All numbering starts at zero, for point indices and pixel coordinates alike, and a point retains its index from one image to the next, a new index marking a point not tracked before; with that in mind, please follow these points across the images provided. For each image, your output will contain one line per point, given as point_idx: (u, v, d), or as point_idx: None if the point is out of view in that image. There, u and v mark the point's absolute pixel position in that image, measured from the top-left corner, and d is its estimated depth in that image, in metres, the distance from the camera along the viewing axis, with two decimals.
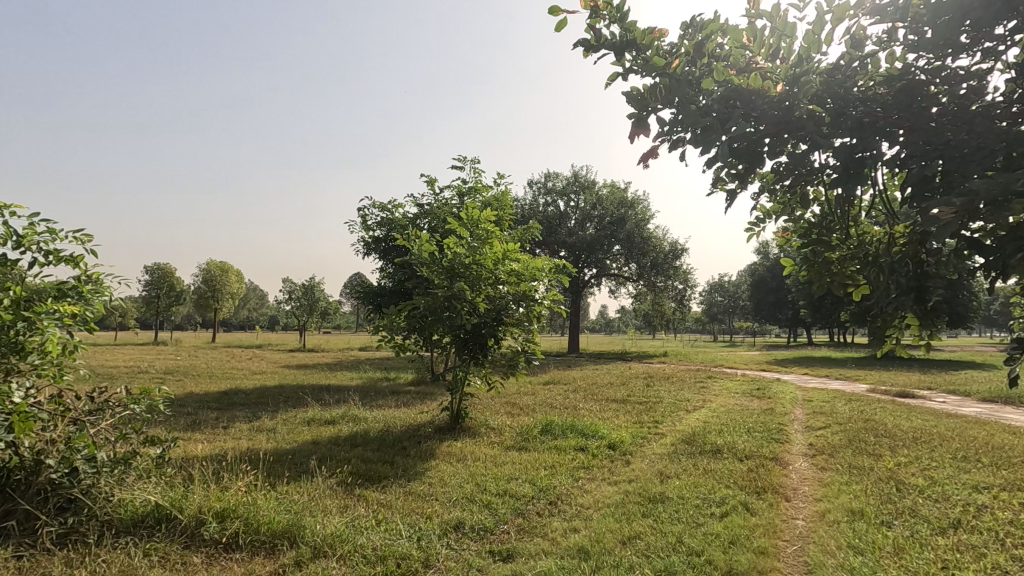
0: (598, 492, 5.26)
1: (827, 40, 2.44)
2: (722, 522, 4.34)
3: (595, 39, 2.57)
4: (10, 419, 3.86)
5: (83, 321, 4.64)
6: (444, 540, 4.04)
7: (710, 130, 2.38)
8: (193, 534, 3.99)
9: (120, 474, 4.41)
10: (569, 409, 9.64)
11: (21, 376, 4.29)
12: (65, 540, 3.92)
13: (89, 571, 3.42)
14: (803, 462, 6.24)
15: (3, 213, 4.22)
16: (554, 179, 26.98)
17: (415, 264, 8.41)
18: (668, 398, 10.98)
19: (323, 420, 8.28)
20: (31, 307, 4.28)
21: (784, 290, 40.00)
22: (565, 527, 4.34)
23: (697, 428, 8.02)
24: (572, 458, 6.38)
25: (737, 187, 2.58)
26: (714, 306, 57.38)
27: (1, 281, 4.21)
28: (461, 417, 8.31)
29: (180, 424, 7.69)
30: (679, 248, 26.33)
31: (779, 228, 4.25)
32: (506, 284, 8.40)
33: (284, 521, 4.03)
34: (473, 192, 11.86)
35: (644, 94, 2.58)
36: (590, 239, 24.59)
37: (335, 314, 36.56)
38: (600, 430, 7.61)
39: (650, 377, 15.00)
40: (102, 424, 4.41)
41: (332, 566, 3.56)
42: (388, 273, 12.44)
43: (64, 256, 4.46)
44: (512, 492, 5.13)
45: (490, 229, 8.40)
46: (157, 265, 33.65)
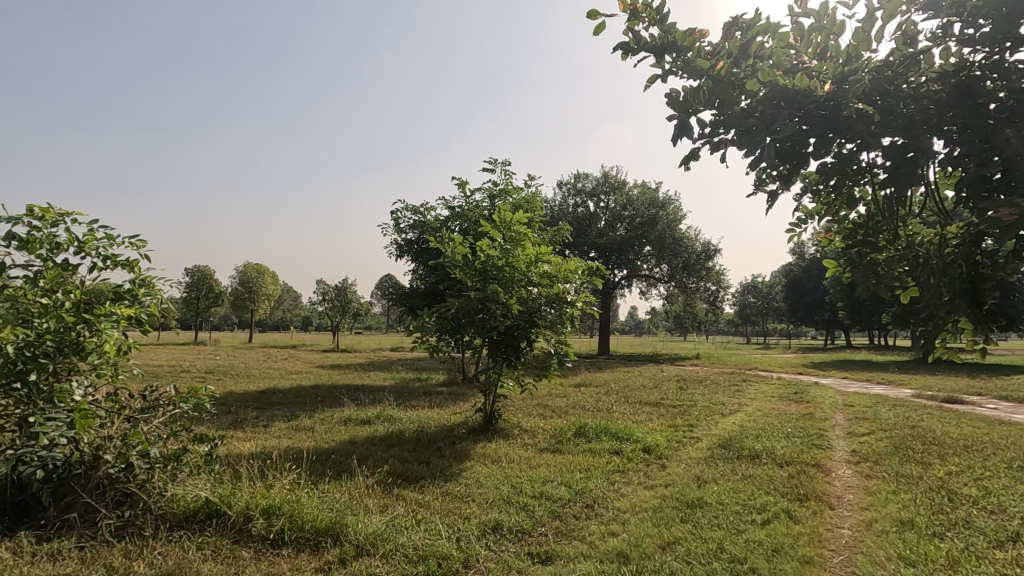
0: (634, 496, 5.22)
1: (878, 37, 2.38)
2: (765, 529, 4.27)
3: (635, 41, 2.57)
4: (71, 416, 4.11)
5: (137, 323, 4.84)
6: (483, 541, 4.08)
7: (754, 131, 2.33)
8: (241, 529, 4.10)
9: (171, 470, 4.63)
10: (602, 411, 9.58)
11: (80, 376, 4.52)
12: (123, 533, 4.06)
13: (147, 562, 3.56)
14: (846, 469, 6.07)
15: (66, 220, 4.45)
16: (583, 180, 26.82)
17: (448, 266, 8.49)
18: (702, 402, 10.81)
19: (359, 420, 8.42)
20: (91, 310, 4.51)
21: (820, 291, 38.94)
22: (603, 531, 4.31)
23: (734, 432, 7.87)
24: (607, 461, 6.34)
25: (780, 188, 2.52)
26: (747, 308, 56.21)
27: (63, 285, 4.51)
28: (494, 418, 8.37)
29: (223, 422, 7.93)
30: (711, 249, 25.91)
31: (823, 228, 4.14)
32: (539, 286, 8.42)
33: (328, 519, 4.12)
34: (504, 194, 11.94)
35: (685, 95, 2.55)
36: (620, 240, 24.33)
37: (367, 315, 37.10)
38: (635, 433, 7.56)
39: (682, 380, 14.74)
40: (154, 421, 4.68)
41: (376, 565, 3.63)
42: (420, 275, 12.58)
43: (121, 261, 4.68)
44: (548, 494, 5.14)
45: (522, 230, 8.42)
46: (198, 267, 34.92)
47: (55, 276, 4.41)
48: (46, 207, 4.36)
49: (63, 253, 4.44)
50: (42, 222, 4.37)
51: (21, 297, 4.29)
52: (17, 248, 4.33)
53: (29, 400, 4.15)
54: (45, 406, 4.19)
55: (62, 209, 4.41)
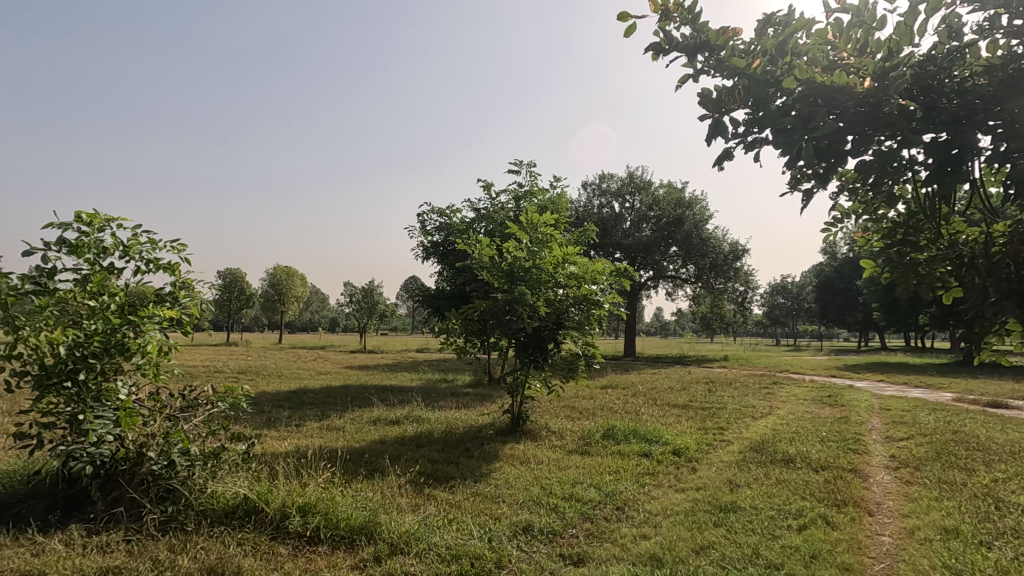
0: (665, 500, 5.17)
1: (921, 31, 2.31)
2: (802, 535, 4.18)
3: (666, 41, 2.56)
4: (118, 415, 4.30)
5: (179, 324, 4.99)
6: (514, 541, 4.10)
7: (791, 130, 2.30)
8: (278, 526, 4.19)
9: (212, 468, 4.77)
10: (631, 414, 9.51)
11: (126, 376, 4.68)
12: (167, 528, 4.18)
13: (192, 556, 3.68)
14: (885, 475, 5.90)
15: (111, 225, 4.63)
16: (608, 180, 26.66)
17: (475, 268, 8.54)
18: (732, 404, 10.63)
19: (388, 420, 8.53)
20: (136, 312, 4.68)
21: (853, 292, 37.94)
22: (635, 534, 4.29)
23: (767, 435, 7.72)
24: (637, 463, 6.30)
25: (817, 188, 2.47)
26: (777, 309, 55.00)
27: (108, 287, 4.67)
28: (522, 419, 8.38)
29: (258, 421, 8.12)
30: (739, 249, 25.47)
31: (860, 227, 4.04)
32: (566, 287, 8.39)
33: (362, 518, 4.19)
34: (529, 195, 11.98)
35: (719, 95, 2.53)
36: (646, 241, 24.09)
37: (393, 316, 37.50)
38: (664, 436, 7.49)
39: (711, 382, 14.54)
40: (194, 420, 4.81)
41: (409, 564, 3.67)
42: (447, 277, 12.67)
43: (163, 264, 4.84)
44: (578, 496, 5.13)
45: (549, 232, 8.44)
46: (230, 270, 35.87)
47: (101, 280, 4.58)
48: (93, 213, 4.54)
49: (109, 257, 4.62)
50: (90, 227, 4.55)
51: (71, 300, 4.48)
52: (67, 252, 4.51)
53: (78, 399, 4.33)
54: (94, 405, 4.37)
55: (107, 214, 4.59)
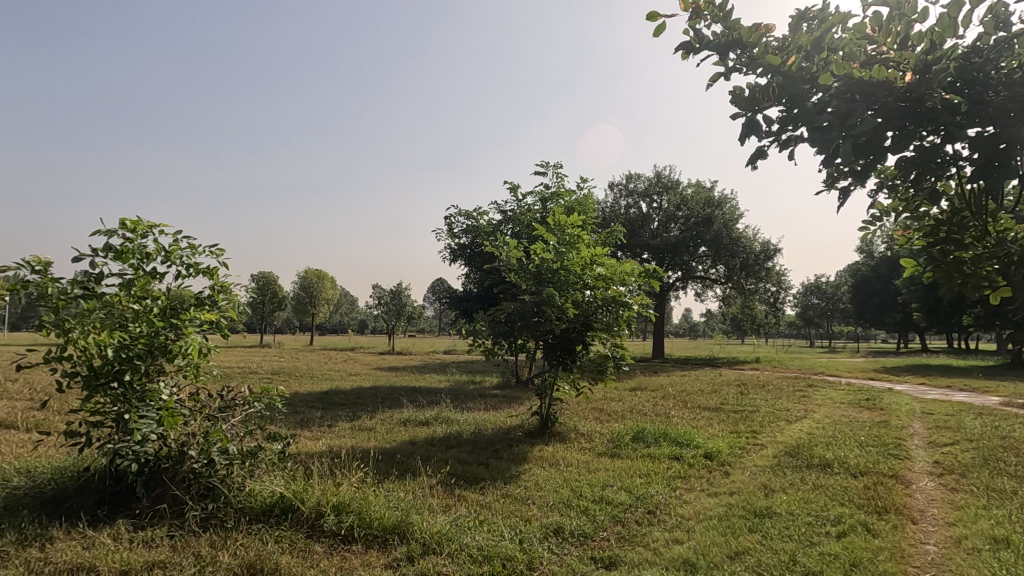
0: (698, 504, 5.09)
1: (966, 22, 2.22)
2: (841, 542, 4.07)
3: (697, 40, 2.54)
4: (160, 414, 4.50)
5: (217, 327, 5.15)
6: (545, 543, 4.10)
7: (827, 127, 2.24)
8: (313, 525, 4.27)
9: (249, 467, 4.90)
10: (661, 416, 9.40)
11: (168, 376, 4.85)
12: (208, 524, 4.31)
13: (231, 553, 3.79)
14: (929, 481, 5.70)
15: (154, 232, 4.80)
16: (635, 180, 26.39)
17: (503, 270, 8.57)
18: (765, 407, 10.40)
19: (418, 421, 8.62)
20: (177, 315, 4.87)
21: (891, 292, 36.72)
22: (667, 538, 4.24)
23: (802, 439, 7.53)
24: (668, 467, 6.22)
25: (855, 186, 2.41)
26: (811, 310, 53.55)
27: (151, 291, 4.85)
28: (550, 421, 8.35)
29: (292, 421, 8.30)
30: (771, 249, 24.92)
31: (900, 226, 3.91)
32: (594, 289, 8.32)
33: (394, 517, 4.25)
34: (556, 197, 11.96)
35: (752, 93, 2.49)
36: (674, 241, 23.77)
37: (421, 318, 37.86)
38: (695, 439, 7.38)
39: (743, 385, 14.25)
40: (232, 420, 4.94)
41: (442, 564, 3.70)
42: (474, 279, 12.74)
43: (202, 268, 5.00)
44: (609, 499, 5.09)
45: (577, 233, 8.41)
46: (264, 273, 36.83)
47: (145, 284, 4.76)
48: (137, 220, 4.72)
49: (152, 262, 4.79)
50: (134, 233, 4.73)
51: (117, 303, 4.67)
52: (112, 258, 4.70)
53: (124, 399, 4.50)
54: (139, 405, 4.53)
55: (151, 221, 4.77)
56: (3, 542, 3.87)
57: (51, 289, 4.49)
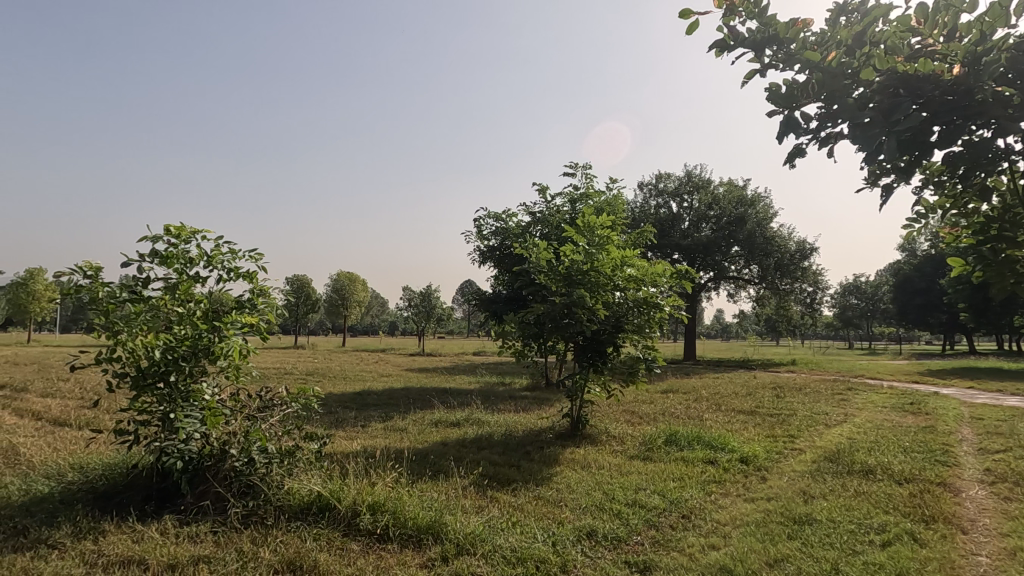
0: (734, 509, 4.98)
1: (1018, 11, 2.12)
2: (886, 552, 3.94)
3: (731, 37, 2.51)
4: (204, 414, 4.65)
5: (257, 329, 5.30)
6: (578, 546, 4.09)
7: (870, 124, 2.18)
8: (349, 523, 4.36)
9: (287, 466, 5.02)
10: (694, 419, 9.24)
11: (210, 377, 5.01)
12: (248, 521, 4.43)
13: (271, 550, 3.89)
14: (980, 490, 5.45)
15: (197, 238, 4.98)
16: (665, 180, 26.05)
17: (532, 272, 8.58)
18: (803, 411, 10.13)
19: (449, 422, 8.69)
20: (219, 318, 5.03)
21: (935, 292, 35.28)
22: (703, 544, 4.17)
23: (843, 444, 7.31)
24: (702, 471, 6.12)
25: (898, 183, 2.34)
26: (849, 310, 51.87)
27: (195, 295, 5.03)
28: (581, 423, 8.31)
29: (326, 422, 8.47)
30: (807, 248, 24.24)
31: (947, 223, 3.76)
32: (625, 290, 8.25)
33: (428, 517, 4.30)
34: (585, 198, 11.91)
35: (789, 89, 2.44)
36: (706, 240, 23.36)
37: (450, 320, 38.15)
38: (730, 443, 7.23)
39: (779, 388, 13.90)
40: (270, 420, 5.09)
41: (476, 564, 3.73)
42: (503, 280, 12.77)
43: (242, 272, 5.15)
44: (642, 503, 5.04)
45: (607, 234, 8.35)
46: (298, 276, 37.74)
47: (188, 287, 4.93)
48: (181, 226, 4.90)
49: (195, 267, 4.96)
50: (178, 239, 4.92)
51: (162, 306, 4.86)
52: (158, 263, 4.89)
53: (170, 399, 4.68)
54: (183, 404, 4.70)
55: (194, 227, 4.95)
56: (60, 534, 4.07)
57: (102, 292, 4.72)
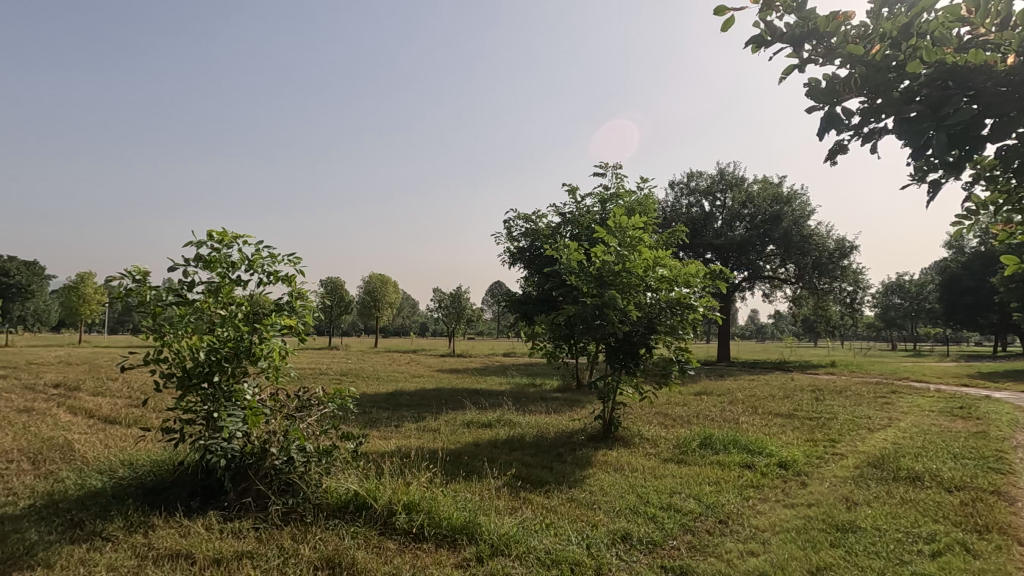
0: (773, 515, 4.87)
1: None
2: (937, 562, 3.78)
3: (768, 33, 2.46)
4: (245, 413, 4.80)
5: (296, 331, 5.43)
6: (613, 549, 4.05)
7: (917, 118, 2.11)
8: (385, 522, 4.43)
9: (325, 464, 5.13)
10: (730, 422, 9.06)
11: (251, 378, 5.16)
12: (288, 518, 4.55)
13: (311, 546, 3.99)
14: None
15: (239, 242, 5.14)
16: (697, 179, 25.61)
17: (563, 273, 8.55)
18: (844, 414, 9.80)
19: (481, 423, 8.74)
20: (259, 321, 5.17)
21: (985, 291, 33.69)
22: (742, 550, 4.08)
23: (887, 450, 7.05)
24: (739, 475, 5.99)
25: (948, 179, 2.25)
26: (892, 310, 49.99)
27: (236, 298, 5.18)
28: (614, 426, 8.24)
29: (361, 422, 8.61)
30: (846, 246, 23.45)
31: (1000, 220, 3.59)
32: (658, 291, 8.14)
33: (463, 518, 4.33)
34: (615, 198, 11.82)
35: (830, 84, 2.38)
36: (740, 239, 22.88)
37: (480, 321, 38.32)
38: (768, 447, 7.06)
39: (819, 390, 13.51)
40: (308, 420, 5.21)
41: (510, 566, 3.74)
42: (534, 282, 12.76)
43: (282, 276, 5.29)
44: (677, 507, 4.96)
45: (639, 234, 8.27)
46: (331, 278, 38.53)
47: (230, 290, 5.09)
48: (223, 231, 5.07)
49: (237, 270, 5.12)
50: (221, 243, 5.08)
51: (205, 309, 5.03)
52: (202, 267, 5.07)
53: (214, 398, 4.85)
54: (226, 404, 4.86)
55: (236, 232, 5.11)
56: (113, 527, 4.26)
57: (150, 296, 4.92)
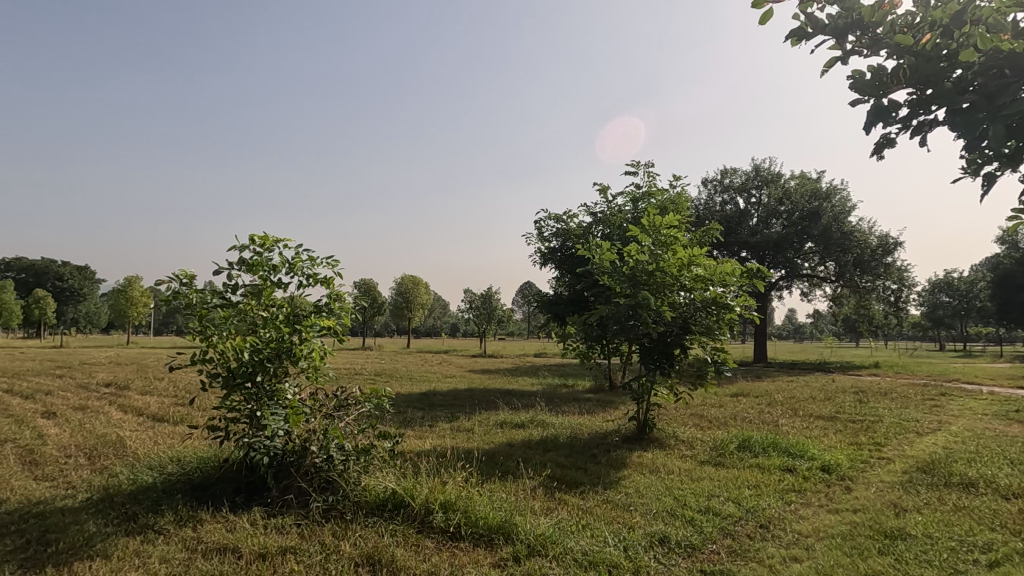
0: (817, 520, 4.73)
1: None
2: (994, 573, 3.61)
3: (810, 24, 2.40)
4: (287, 412, 4.94)
5: (335, 332, 5.57)
6: (651, 553, 4.01)
7: (971, 109, 2.03)
8: (423, 520, 4.49)
9: (364, 463, 5.23)
10: (768, 425, 8.84)
11: (291, 377, 5.31)
12: (329, 515, 4.65)
13: (352, 543, 4.08)
14: None
15: (280, 246, 5.29)
16: (731, 175, 25.11)
17: (595, 273, 8.50)
18: (890, 417, 9.44)
19: (514, 423, 8.76)
20: (300, 322, 5.32)
21: None
22: (785, 555, 3.98)
23: (937, 454, 6.77)
24: (780, 479, 5.85)
25: (1004, 172, 2.17)
26: (940, 309, 47.90)
27: (277, 299, 5.33)
28: (648, 427, 8.15)
29: (396, 421, 8.75)
30: (890, 242, 22.57)
31: None
32: (693, 291, 8.00)
33: (499, 518, 4.36)
34: (647, 197, 11.70)
35: (875, 76, 2.31)
36: (777, 237, 22.31)
37: (511, 322, 38.37)
38: (810, 450, 6.87)
39: (862, 392, 13.07)
40: (347, 419, 5.32)
41: (547, 566, 3.74)
42: (565, 282, 12.72)
43: (321, 278, 5.42)
44: (716, 510, 4.87)
45: (673, 233, 8.16)
46: (365, 280, 39.22)
47: (271, 293, 5.24)
48: (265, 236, 5.22)
49: (278, 273, 5.27)
50: (263, 247, 5.24)
51: (249, 311, 5.19)
52: (245, 270, 5.23)
53: (258, 398, 5.01)
54: (269, 403, 5.01)
55: (277, 236, 5.26)
56: (164, 521, 4.44)
57: (196, 298, 5.10)
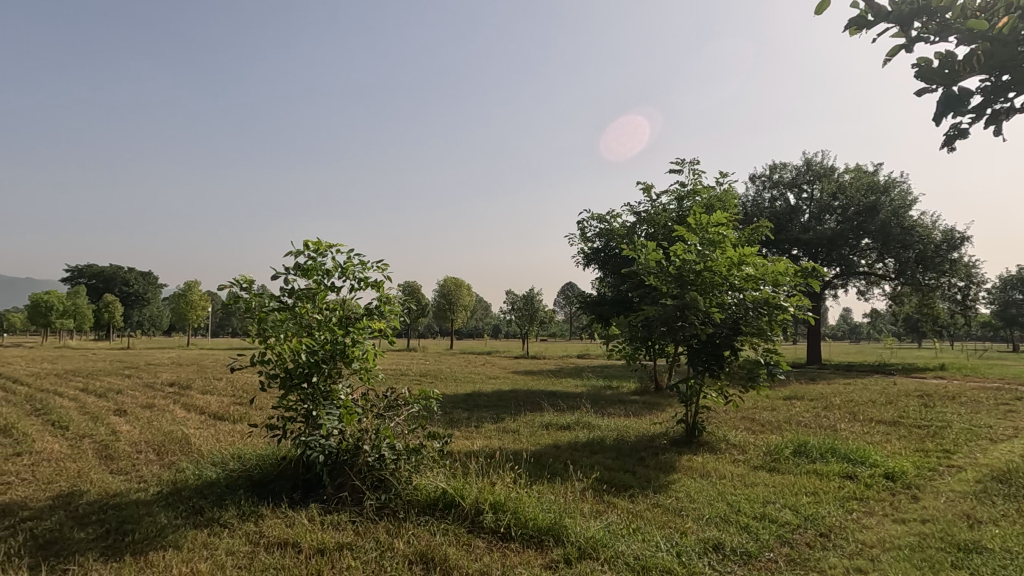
0: (881, 531, 4.51)
1: None
2: None
3: (872, 12, 2.30)
4: (340, 411, 5.10)
5: (386, 334, 5.72)
6: (706, 559, 3.92)
7: None
8: (472, 520, 4.55)
9: (414, 462, 5.34)
10: (826, 430, 8.49)
11: (344, 377, 5.47)
12: (382, 513, 4.76)
13: (405, 541, 4.17)
14: None
15: (333, 251, 5.47)
16: (780, 170, 24.28)
17: (641, 274, 8.39)
18: (960, 423, 8.89)
19: (560, 425, 8.74)
20: (354, 323, 5.50)
21: None
22: (848, 566, 3.82)
23: (1015, 463, 6.33)
24: (840, 486, 5.61)
25: None
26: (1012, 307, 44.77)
27: (331, 302, 5.51)
28: (698, 430, 7.98)
29: (443, 421, 8.88)
30: (956, 237, 21.28)
31: None
32: (744, 290, 7.75)
33: (548, 520, 4.37)
34: (693, 194, 11.47)
35: (944, 63, 2.20)
36: (830, 233, 21.41)
37: (553, 323, 38.25)
38: (872, 456, 6.55)
39: (928, 396, 12.36)
40: (397, 419, 5.45)
41: (599, 569, 3.72)
42: (609, 282, 12.62)
43: (371, 282, 5.57)
44: (772, 517, 4.72)
45: (721, 232, 7.96)
46: (409, 282, 39.95)
47: (325, 296, 5.41)
48: (319, 241, 5.40)
49: (331, 278, 5.44)
50: (317, 251, 5.41)
51: (304, 314, 5.34)
52: (301, 274, 5.43)
53: (314, 398, 5.19)
54: (324, 403, 5.19)
55: (330, 242, 5.44)
56: (229, 515, 4.65)
57: (255, 302, 5.32)
